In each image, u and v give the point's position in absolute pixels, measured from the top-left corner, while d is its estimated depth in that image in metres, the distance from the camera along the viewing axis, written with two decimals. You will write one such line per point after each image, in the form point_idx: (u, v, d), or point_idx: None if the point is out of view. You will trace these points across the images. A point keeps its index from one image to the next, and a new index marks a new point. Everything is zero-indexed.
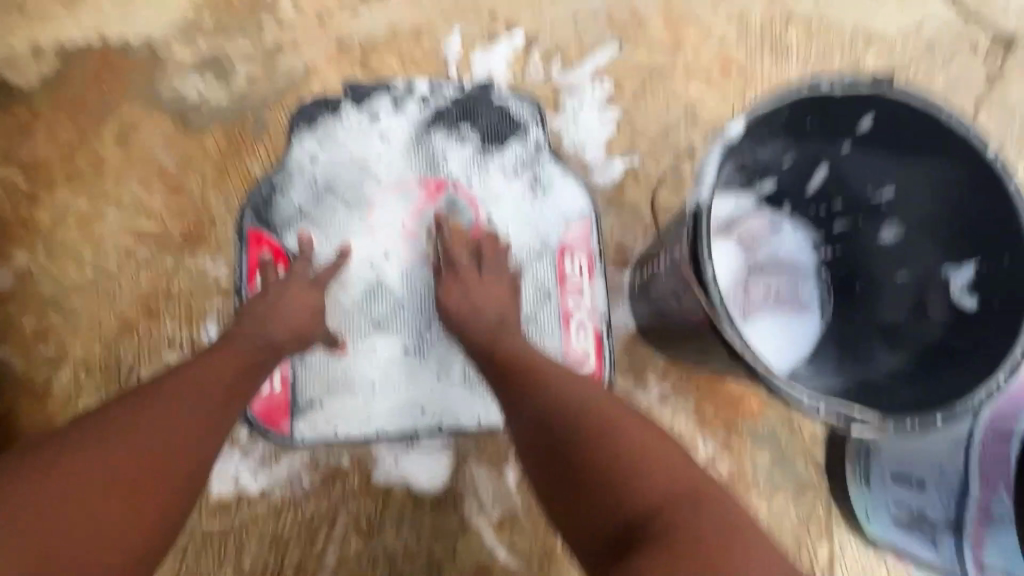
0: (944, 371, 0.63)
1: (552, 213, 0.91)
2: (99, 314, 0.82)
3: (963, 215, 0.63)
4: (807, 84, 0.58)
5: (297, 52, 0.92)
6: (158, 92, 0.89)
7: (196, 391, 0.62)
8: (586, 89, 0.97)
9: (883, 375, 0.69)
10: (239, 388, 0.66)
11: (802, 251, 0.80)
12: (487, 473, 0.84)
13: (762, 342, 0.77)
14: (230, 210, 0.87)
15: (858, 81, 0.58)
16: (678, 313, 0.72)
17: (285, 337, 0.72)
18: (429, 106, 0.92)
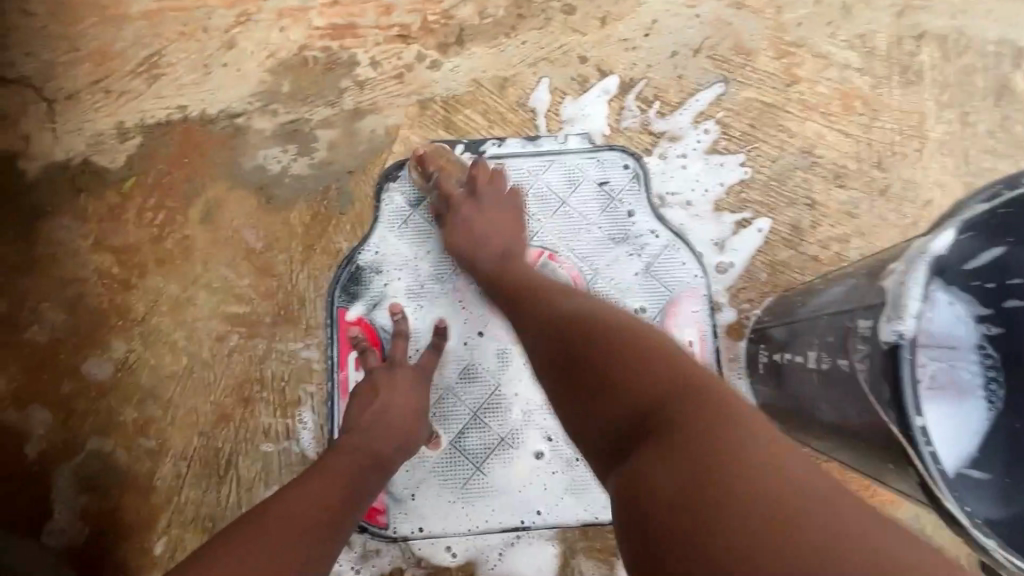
0: None
1: (658, 283, 0.84)
2: (196, 402, 0.80)
3: None
4: None
5: (377, 114, 0.87)
6: (240, 165, 0.86)
7: (316, 508, 0.58)
8: (688, 135, 0.87)
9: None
10: (353, 503, 0.62)
11: (961, 325, 0.70)
12: (598, 567, 0.78)
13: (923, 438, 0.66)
14: (318, 288, 0.83)
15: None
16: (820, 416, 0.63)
17: (390, 444, 0.68)
18: (522, 165, 0.86)
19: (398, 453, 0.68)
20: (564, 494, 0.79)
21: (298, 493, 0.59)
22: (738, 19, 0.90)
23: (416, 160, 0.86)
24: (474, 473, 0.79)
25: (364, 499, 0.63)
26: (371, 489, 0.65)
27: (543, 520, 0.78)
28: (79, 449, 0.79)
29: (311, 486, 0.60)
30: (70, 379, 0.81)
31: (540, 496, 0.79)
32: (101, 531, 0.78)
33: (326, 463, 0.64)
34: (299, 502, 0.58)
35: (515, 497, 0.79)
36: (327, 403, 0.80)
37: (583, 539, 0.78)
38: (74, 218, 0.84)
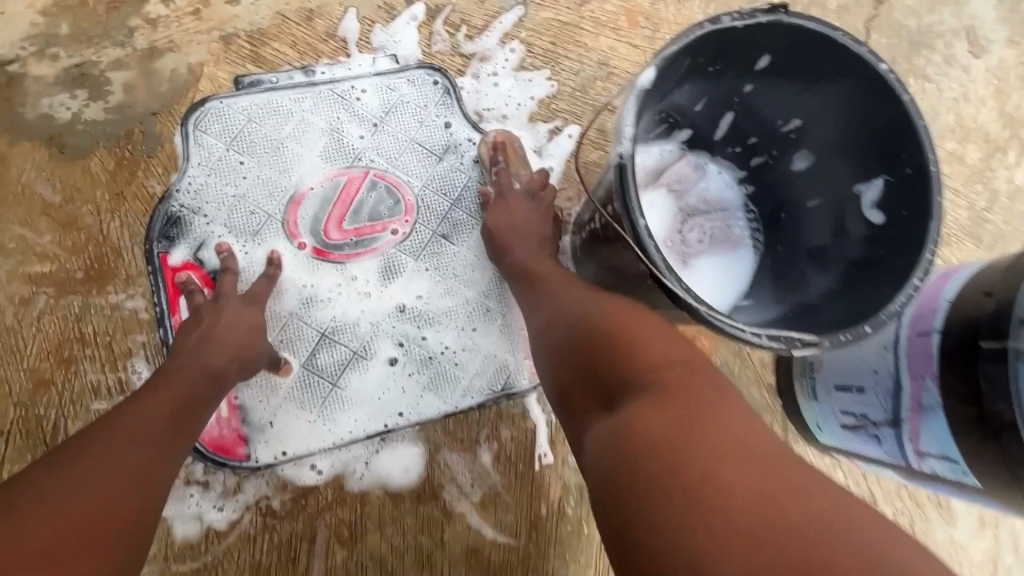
0: (865, 290, 0.64)
1: (485, 191, 0.90)
2: (7, 373, 0.74)
3: (878, 148, 0.65)
4: (711, 19, 0.58)
5: (176, 52, 0.84)
6: (21, 117, 0.79)
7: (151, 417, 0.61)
8: (497, 55, 0.94)
9: (821, 294, 0.70)
10: (183, 419, 0.63)
11: (728, 189, 0.83)
12: (462, 457, 0.84)
13: (692, 275, 0.80)
14: (134, 235, 0.79)
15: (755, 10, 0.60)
16: (618, 259, 0.74)
17: (227, 358, 0.69)
18: (339, 92, 0.88)
19: (238, 366, 0.70)
20: (420, 395, 0.84)
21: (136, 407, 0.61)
22: None
23: (226, 95, 0.84)
24: (329, 392, 0.81)
25: (198, 412, 0.65)
26: (211, 402, 0.67)
27: (402, 422, 0.82)
28: None
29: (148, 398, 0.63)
30: None
31: (396, 402, 0.83)
32: None
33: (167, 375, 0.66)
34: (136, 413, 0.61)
35: (372, 406, 0.82)
36: (160, 350, 0.78)
37: (443, 433, 0.84)
38: None
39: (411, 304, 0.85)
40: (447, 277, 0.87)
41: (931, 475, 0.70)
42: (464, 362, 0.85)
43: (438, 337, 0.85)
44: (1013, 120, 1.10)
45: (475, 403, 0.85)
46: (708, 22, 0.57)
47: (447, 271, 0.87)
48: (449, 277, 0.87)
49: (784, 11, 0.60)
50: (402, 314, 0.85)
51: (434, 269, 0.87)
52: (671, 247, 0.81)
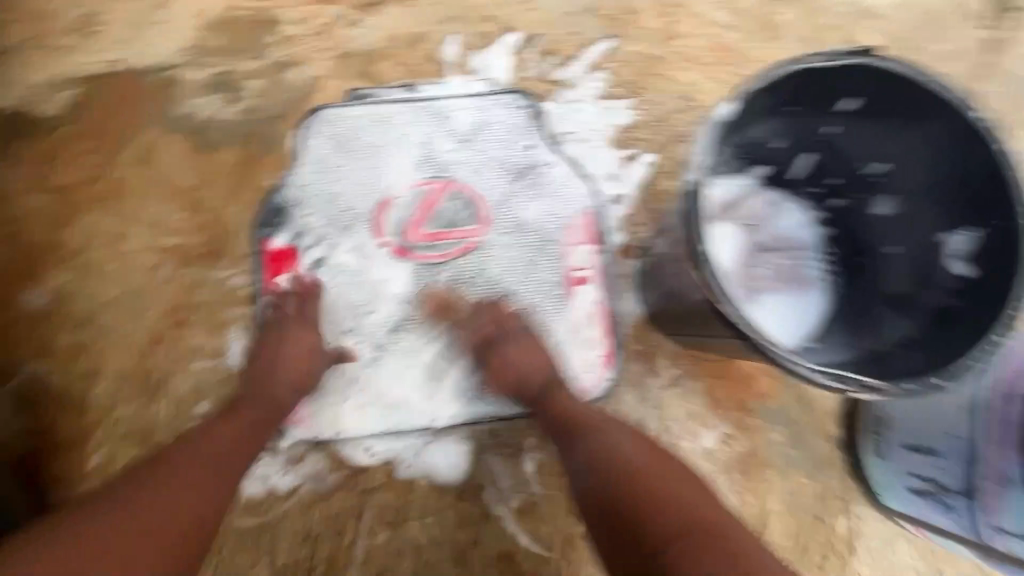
0: (948, 335, 0.63)
1: (556, 210, 0.96)
2: (131, 327, 0.87)
3: (969, 198, 0.64)
4: (795, 58, 0.62)
5: (301, 66, 0.96)
6: (172, 113, 0.93)
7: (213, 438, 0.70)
8: (582, 83, 0.99)
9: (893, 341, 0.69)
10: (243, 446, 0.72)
11: (800, 229, 0.82)
12: (506, 462, 0.86)
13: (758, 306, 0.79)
14: (247, 221, 0.91)
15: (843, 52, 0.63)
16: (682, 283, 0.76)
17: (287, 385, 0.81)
18: (432, 108, 0.97)
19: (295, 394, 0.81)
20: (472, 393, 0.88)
21: (207, 433, 0.70)
22: None
23: (334, 105, 0.95)
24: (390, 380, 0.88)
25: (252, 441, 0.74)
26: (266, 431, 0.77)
27: (453, 418, 0.87)
28: (16, 373, 0.84)
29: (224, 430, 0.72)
30: (8, 308, 0.86)
31: (449, 397, 0.88)
32: (36, 447, 0.82)
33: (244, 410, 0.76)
34: (209, 438, 0.69)
35: (427, 398, 0.88)
36: (253, 320, 0.88)
37: (491, 435, 0.87)
38: (12, 162, 0.90)
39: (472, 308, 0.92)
40: (514, 285, 0.94)
41: (1007, 553, 0.66)
42: None
43: None
44: None
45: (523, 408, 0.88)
46: (793, 62, 0.62)
47: (514, 281, 0.94)
48: (515, 286, 0.94)
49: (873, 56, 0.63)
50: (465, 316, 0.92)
51: (502, 276, 0.94)
52: (737, 282, 0.80)
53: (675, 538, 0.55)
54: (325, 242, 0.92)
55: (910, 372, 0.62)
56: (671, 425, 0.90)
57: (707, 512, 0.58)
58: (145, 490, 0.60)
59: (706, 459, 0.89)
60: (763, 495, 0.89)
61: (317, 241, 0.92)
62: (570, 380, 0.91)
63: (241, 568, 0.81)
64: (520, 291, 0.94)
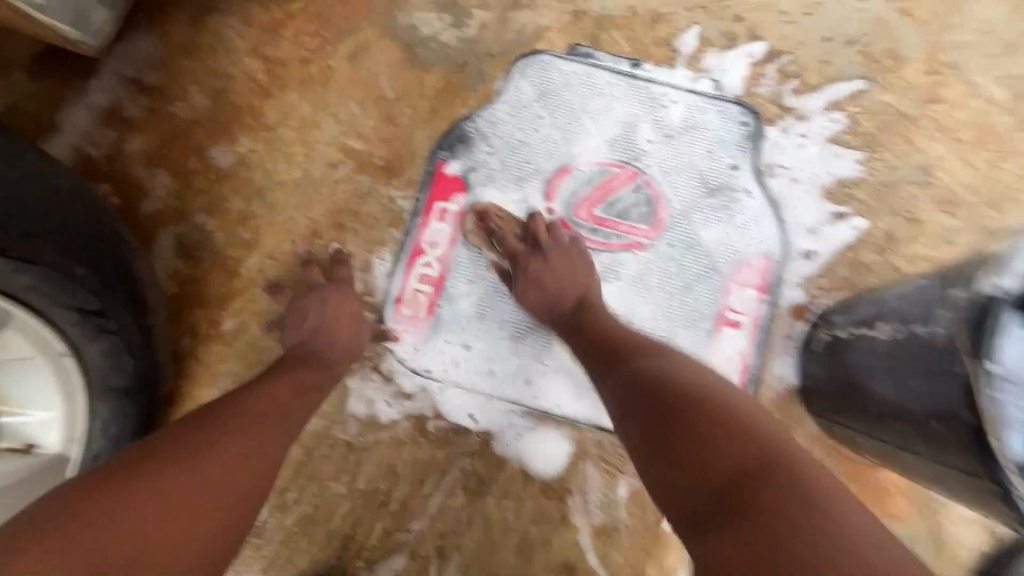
0: None
1: (737, 240, 0.88)
2: (295, 213, 0.88)
3: None
4: None
5: (531, 11, 0.91)
6: (395, 19, 0.91)
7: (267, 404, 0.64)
8: (815, 119, 0.89)
9: None
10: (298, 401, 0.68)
11: None
12: (600, 477, 0.83)
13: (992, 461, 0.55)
14: (431, 149, 0.89)
15: None
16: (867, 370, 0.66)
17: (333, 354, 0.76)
18: (648, 92, 0.90)
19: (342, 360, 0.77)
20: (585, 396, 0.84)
21: (262, 396, 0.65)
22: (900, 25, 0.90)
23: (554, 58, 0.91)
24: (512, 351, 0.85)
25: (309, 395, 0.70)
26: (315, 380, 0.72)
27: (560, 411, 0.83)
28: (185, 220, 0.88)
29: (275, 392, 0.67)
30: (196, 157, 0.89)
31: (563, 391, 0.84)
32: (181, 294, 0.86)
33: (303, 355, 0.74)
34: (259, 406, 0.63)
35: (540, 383, 0.84)
36: (402, 243, 0.87)
37: (594, 445, 0.83)
38: (240, 21, 0.92)
39: (614, 308, 0.87)
40: (662, 300, 0.87)
41: None
42: None
43: None
44: None
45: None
46: None
47: (665, 295, 0.87)
48: (663, 301, 0.87)
49: None
50: None
51: (654, 287, 0.87)
52: None
53: (731, 479, 0.49)
54: (495, 189, 0.89)
55: None
56: None
57: (775, 443, 0.52)
58: (172, 442, 0.56)
59: None
60: None
61: (487, 186, 0.89)
62: None
63: (321, 476, 0.82)
64: (667, 308, 0.87)
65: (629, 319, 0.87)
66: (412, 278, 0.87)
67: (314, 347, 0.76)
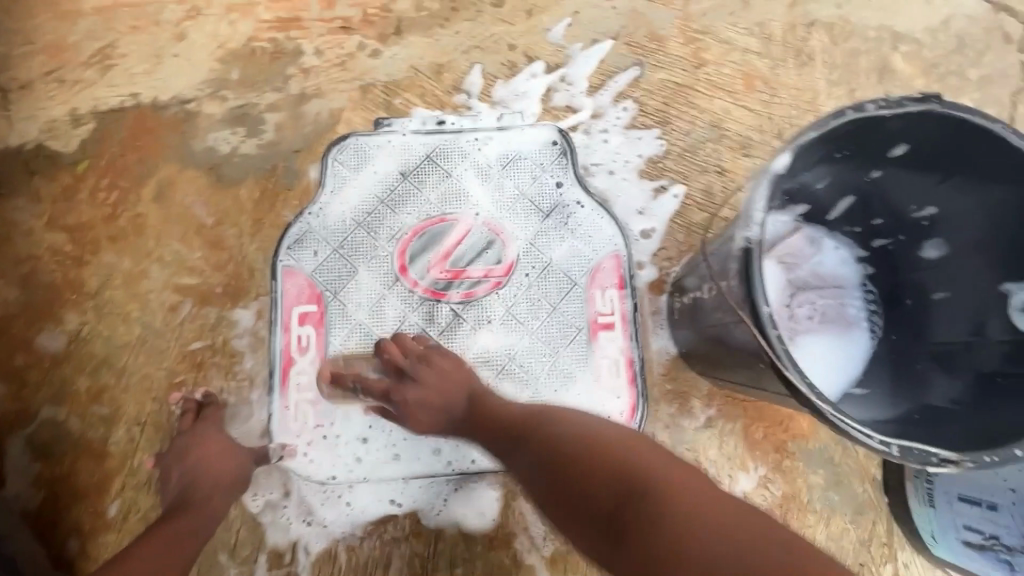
0: (995, 402, 0.62)
1: (585, 247, 0.93)
2: (149, 370, 0.84)
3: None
4: (855, 106, 0.55)
5: (321, 99, 0.94)
6: (191, 147, 0.91)
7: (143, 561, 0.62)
8: (609, 113, 0.96)
9: (947, 399, 0.67)
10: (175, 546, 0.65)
11: (843, 266, 0.79)
12: (537, 508, 0.84)
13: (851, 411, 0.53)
14: (267, 259, 0.88)
15: (908, 96, 0.57)
16: (717, 324, 0.71)
17: (211, 485, 0.74)
18: (461, 140, 0.95)
19: (225, 489, 0.74)
20: None
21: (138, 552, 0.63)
22: (650, 10, 1.00)
23: (363, 136, 0.93)
24: None
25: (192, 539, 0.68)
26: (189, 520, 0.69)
27: (476, 464, 0.84)
28: (32, 419, 0.82)
29: (148, 550, 0.64)
30: (24, 351, 0.84)
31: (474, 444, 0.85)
32: (53, 497, 0.80)
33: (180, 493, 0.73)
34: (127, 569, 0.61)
35: (451, 445, 0.84)
36: (269, 361, 0.85)
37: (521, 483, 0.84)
38: (28, 200, 0.88)
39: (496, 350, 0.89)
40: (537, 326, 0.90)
41: None
42: None
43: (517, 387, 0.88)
44: None
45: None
46: (850, 110, 0.56)
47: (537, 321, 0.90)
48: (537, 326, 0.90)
49: (934, 100, 0.57)
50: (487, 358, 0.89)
51: (524, 316, 0.90)
52: (779, 321, 0.78)
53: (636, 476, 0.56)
54: (344, 277, 0.89)
55: (967, 435, 0.59)
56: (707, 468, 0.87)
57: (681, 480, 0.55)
58: None
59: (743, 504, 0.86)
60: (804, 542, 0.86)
61: (336, 277, 0.89)
62: None
63: None
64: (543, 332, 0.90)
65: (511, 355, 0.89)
66: (289, 391, 0.85)
67: (193, 487, 0.73)
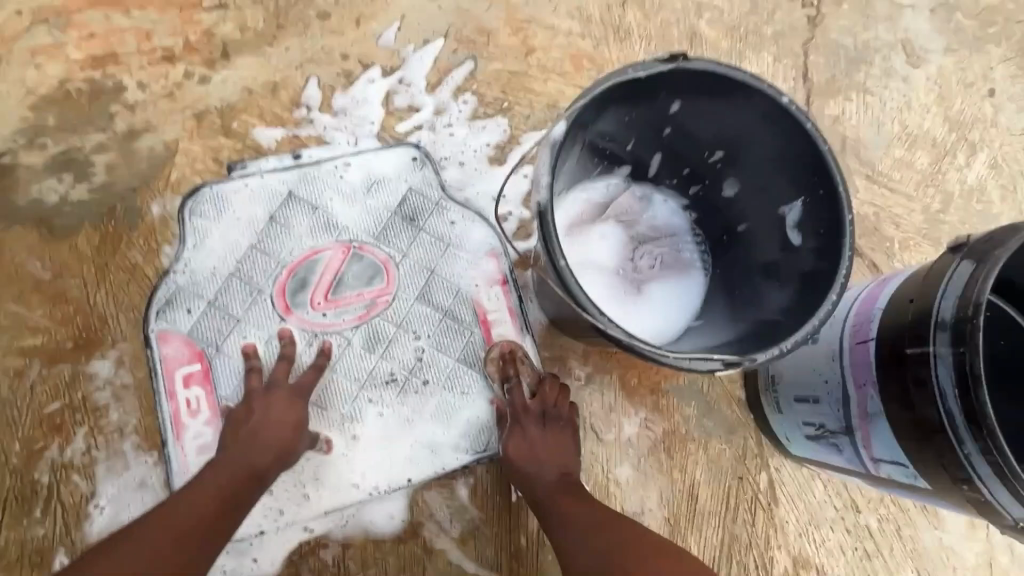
0: (819, 295, 0.67)
1: (464, 253, 0.93)
2: (5, 442, 0.80)
3: (800, 171, 0.70)
4: (618, 71, 0.65)
5: (153, 132, 0.91)
6: (14, 202, 0.86)
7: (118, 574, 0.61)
8: (452, 107, 1.00)
9: (773, 310, 0.74)
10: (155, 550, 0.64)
11: (675, 215, 0.88)
12: (439, 494, 0.86)
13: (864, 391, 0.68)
14: (119, 304, 0.85)
15: (657, 60, 0.66)
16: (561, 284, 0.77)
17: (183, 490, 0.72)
18: (321, 166, 0.93)
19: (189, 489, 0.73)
20: (405, 458, 0.86)
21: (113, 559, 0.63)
22: (474, 6, 1.04)
23: (220, 179, 0.91)
24: (311, 458, 0.85)
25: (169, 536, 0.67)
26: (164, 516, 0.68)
27: (392, 485, 0.85)
28: None
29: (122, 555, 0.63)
30: None
31: (380, 459, 0.85)
32: None
33: (232, 468, 0.74)
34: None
35: (355, 465, 0.85)
36: (161, 432, 0.82)
37: (425, 488, 0.86)
38: None
39: (397, 371, 0.88)
40: (434, 337, 0.90)
41: (889, 479, 0.70)
42: (444, 419, 0.88)
43: (421, 402, 0.88)
44: (955, 125, 1.18)
45: (450, 466, 0.86)
46: (614, 74, 0.65)
47: (430, 332, 0.90)
48: (431, 338, 0.90)
49: (684, 58, 0.67)
50: (387, 380, 0.88)
51: (416, 330, 0.89)
52: (623, 276, 0.85)
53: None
54: (224, 330, 0.86)
55: (762, 339, 0.70)
56: (594, 422, 0.93)
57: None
58: None
59: (630, 447, 0.93)
60: (689, 469, 0.94)
61: (215, 332, 0.86)
62: None
63: None
64: (437, 342, 0.90)
65: (411, 373, 0.88)
66: (178, 429, 0.82)
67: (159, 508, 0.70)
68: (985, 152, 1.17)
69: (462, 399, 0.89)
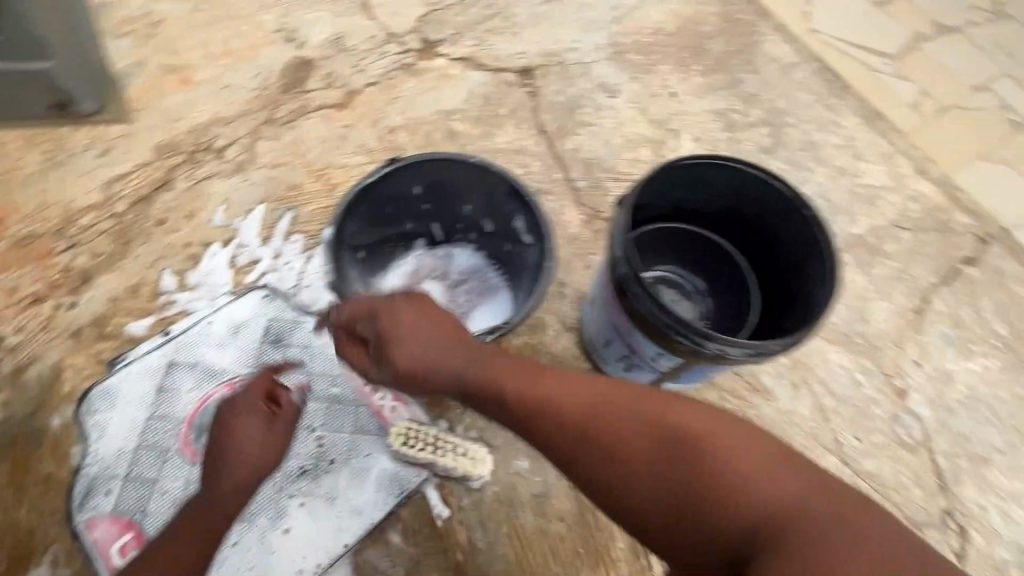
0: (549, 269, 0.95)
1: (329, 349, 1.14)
2: None
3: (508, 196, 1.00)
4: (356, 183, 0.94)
5: (38, 361, 1.08)
6: None
7: None
8: (287, 249, 1.25)
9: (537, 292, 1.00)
10: None
11: (470, 257, 1.15)
12: (377, 548, 1.00)
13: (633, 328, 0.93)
14: (42, 513, 0.98)
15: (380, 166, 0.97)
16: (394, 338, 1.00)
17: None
18: (190, 332, 1.13)
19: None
20: (334, 530, 1.00)
21: None
22: (279, 173, 1.35)
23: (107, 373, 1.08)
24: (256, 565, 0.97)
25: None
26: None
27: (332, 557, 0.99)
28: None
29: None
30: None
31: (314, 541, 0.99)
32: None
33: (246, 487, 0.92)
34: None
35: (294, 554, 0.98)
36: None
37: (361, 547, 1.00)
38: None
39: (303, 463, 1.04)
40: (325, 424, 1.08)
41: (670, 368, 0.95)
42: (357, 484, 1.03)
43: (332, 479, 1.04)
44: (657, 124, 1.61)
45: (376, 521, 1.01)
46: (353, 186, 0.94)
47: (322, 420, 1.08)
48: (324, 424, 1.08)
49: (397, 160, 0.97)
50: (298, 473, 1.03)
51: (310, 423, 1.07)
52: (448, 314, 1.09)
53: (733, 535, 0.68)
54: (143, 495, 1.00)
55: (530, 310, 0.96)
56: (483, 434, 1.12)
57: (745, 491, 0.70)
58: None
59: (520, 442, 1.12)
60: None
61: (136, 500, 1.00)
62: (407, 469, 1.05)
63: None
64: (331, 425, 1.08)
65: (317, 460, 1.05)
66: None
67: None
68: (686, 133, 1.61)
69: (366, 461, 1.05)
